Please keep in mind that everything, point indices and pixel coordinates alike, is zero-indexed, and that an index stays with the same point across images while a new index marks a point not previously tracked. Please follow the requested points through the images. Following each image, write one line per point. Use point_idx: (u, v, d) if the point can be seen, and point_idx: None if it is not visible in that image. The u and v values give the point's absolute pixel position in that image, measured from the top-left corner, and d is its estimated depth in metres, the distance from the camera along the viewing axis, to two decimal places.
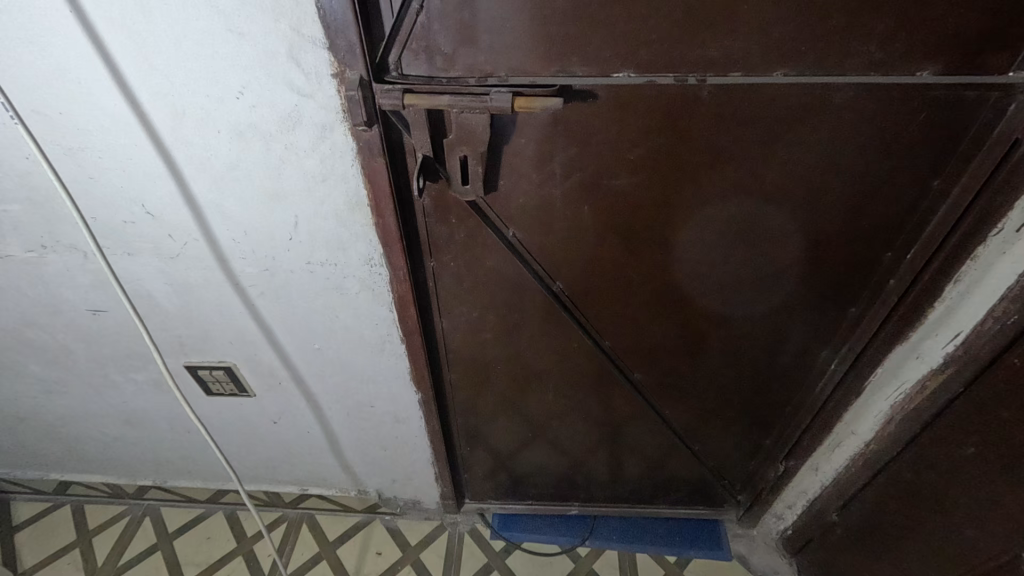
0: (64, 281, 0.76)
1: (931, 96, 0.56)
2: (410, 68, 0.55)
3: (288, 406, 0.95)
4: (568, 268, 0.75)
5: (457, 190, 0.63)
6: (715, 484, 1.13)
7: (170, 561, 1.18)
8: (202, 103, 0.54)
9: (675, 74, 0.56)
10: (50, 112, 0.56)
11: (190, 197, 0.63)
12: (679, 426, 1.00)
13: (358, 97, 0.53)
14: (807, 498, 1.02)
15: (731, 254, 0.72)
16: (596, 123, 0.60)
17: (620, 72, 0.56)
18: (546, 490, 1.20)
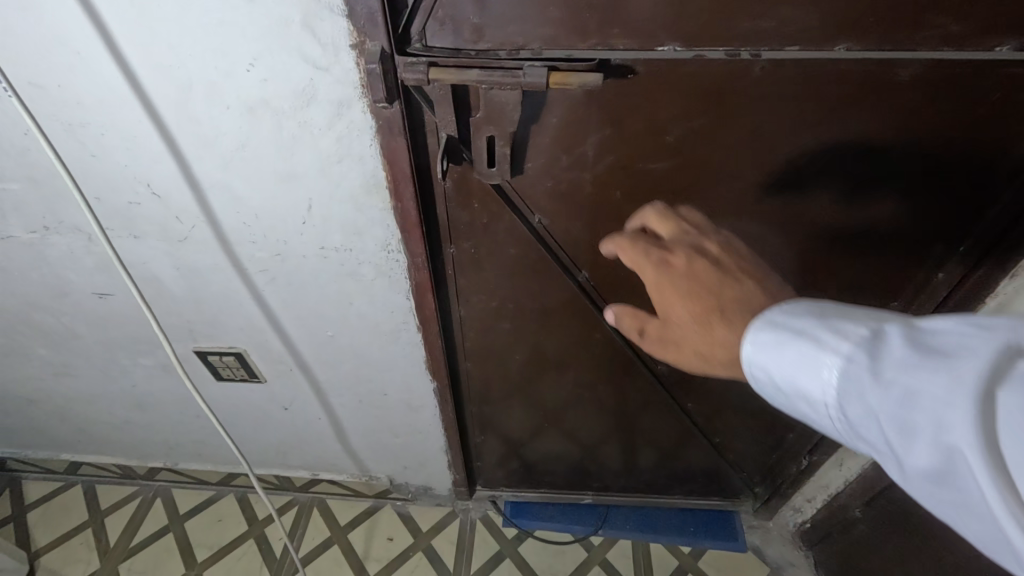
0: (68, 264, 0.73)
1: (1005, 74, 0.52)
2: (435, 39, 0.51)
3: (300, 392, 0.93)
4: (595, 257, 0.72)
5: (482, 173, 0.59)
6: (733, 477, 1.11)
7: (182, 543, 1.17)
8: (210, 76, 0.50)
9: (725, 48, 0.51)
10: (48, 85, 0.52)
11: (198, 178, 0.60)
12: (700, 417, 0.98)
13: (379, 71, 0.48)
14: (829, 492, 1.02)
15: (769, 243, 0.68)
16: (634, 101, 0.55)
17: (665, 46, 0.51)
18: (560, 478, 1.17)
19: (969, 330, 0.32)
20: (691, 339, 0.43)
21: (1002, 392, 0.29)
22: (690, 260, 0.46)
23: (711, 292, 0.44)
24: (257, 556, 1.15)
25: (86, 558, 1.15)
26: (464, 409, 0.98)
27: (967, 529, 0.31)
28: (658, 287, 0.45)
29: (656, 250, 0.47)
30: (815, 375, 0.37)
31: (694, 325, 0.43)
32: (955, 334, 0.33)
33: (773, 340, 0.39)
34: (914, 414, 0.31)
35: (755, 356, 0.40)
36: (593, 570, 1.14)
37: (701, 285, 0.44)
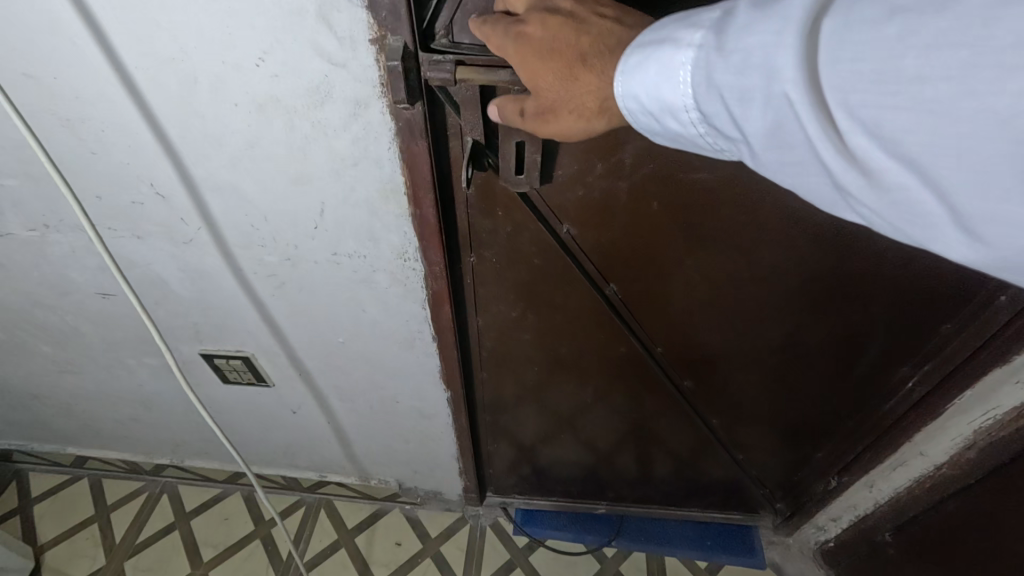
0: (70, 263, 0.70)
1: None
2: (463, 34, 0.46)
3: (309, 396, 0.90)
4: (625, 270, 0.68)
5: (508, 180, 0.56)
6: (755, 492, 1.07)
7: (187, 542, 1.16)
8: (216, 70, 0.46)
9: None
10: (43, 78, 0.48)
11: (205, 177, 0.56)
12: (723, 433, 0.93)
13: (400, 69, 0.44)
14: (856, 513, 0.95)
15: (816, 259, 0.63)
16: None
17: None
18: (573, 487, 1.14)
19: None
20: (564, 102, 0.42)
21: (827, 18, 0.29)
22: (556, 18, 0.40)
23: (581, 51, 0.40)
24: (263, 557, 1.13)
25: (91, 554, 1.14)
26: (477, 417, 0.95)
27: (795, 182, 0.33)
28: (526, 64, 0.41)
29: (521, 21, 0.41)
30: (673, 79, 0.36)
31: (565, 87, 0.41)
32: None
33: (641, 61, 0.37)
34: (754, 79, 0.31)
35: (624, 80, 0.38)
36: None
37: (567, 51, 0.40)
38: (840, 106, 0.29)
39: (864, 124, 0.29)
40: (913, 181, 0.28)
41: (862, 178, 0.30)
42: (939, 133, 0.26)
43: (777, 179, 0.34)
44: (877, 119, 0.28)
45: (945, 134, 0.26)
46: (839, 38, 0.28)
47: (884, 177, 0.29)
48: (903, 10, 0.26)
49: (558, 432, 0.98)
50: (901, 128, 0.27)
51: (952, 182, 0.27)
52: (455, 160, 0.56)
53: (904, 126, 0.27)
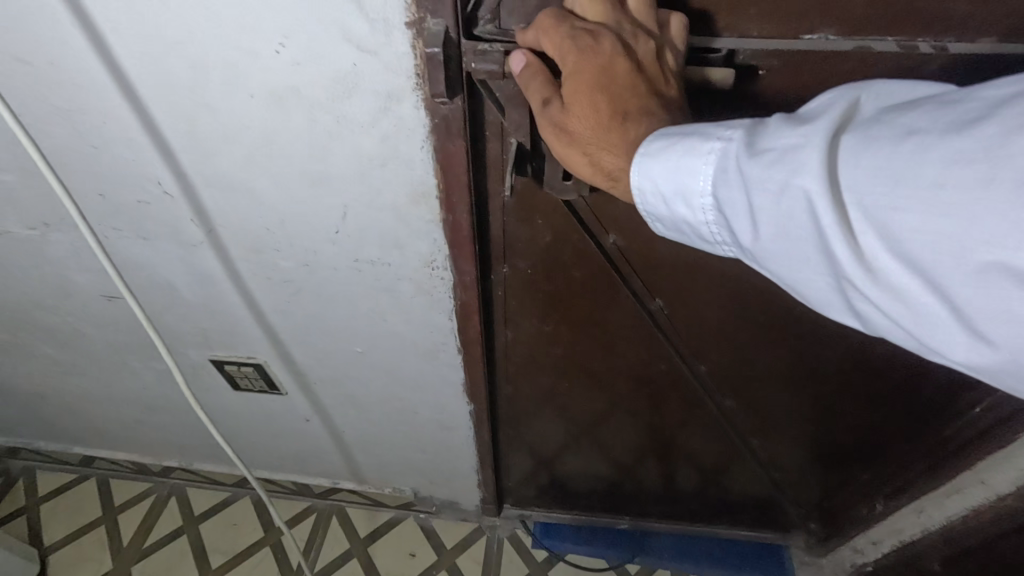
0: (73, 264, 0.65)
1: None
2: (510, 20, 0.41)
3: (324, 404, 0.86)
4: (672, 287, 0.63)
5: (552, 185, 0.49)
6: (789, 510, 1.01)
7: (196, 547, 1.12)
8: (230, 56, 0.41)
9: (900, 38, 0.43)
10: (37, 64, 0.43)
11: (216, 175, 0.51)
12: (761, 452, 0.88)
13: (440, 57, 0.38)
14: (900, 539, 0.87)
15: None
16: (770, 99, 0.48)
17: (817, 33, 0.43)
18: (597, 501, 1.09)
19: (825, 99, 0.33)
20: (583, 131, 0.38)
21: (846, 135, 0.30)
22: (624, 54, 0.37)
23: (630, 94, 0.38)
24: (273, 566, 1.09)
25: (99, 558, 1.11)
26: (497, 432, 0.89)
27: (801, 286, 0.33)
28: (575, 73, 0.37)
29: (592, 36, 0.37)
30: (694, 167, 0.34)
31: (590, 121, 0.38)
32: (821, 100, 0.33)
33: (662, 139, 0.35)
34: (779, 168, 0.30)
35: (642, 163, 0.36)
36: None
37: (618, 86, 0.37)
38: (855, 206, 0.28)
39: (876, 228, 0.28)
40: (927, 292, 0.27)
41: (865, 278, 0.29)
42: (955, 236, 0.25)
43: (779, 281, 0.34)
44: (889, 224, 0.28)
45: (960, 240, 0.25)
46: (864, 143, 0.29)
47: (892, 281, 0.28)
48: (918, 131, 0.27)
49: (584, 446, 0.93)
50: (914, 234, 0.27)
51: (964, 300, 0.26)
52: (494, 163, 0.50)
53: (912, 228, 0.27)
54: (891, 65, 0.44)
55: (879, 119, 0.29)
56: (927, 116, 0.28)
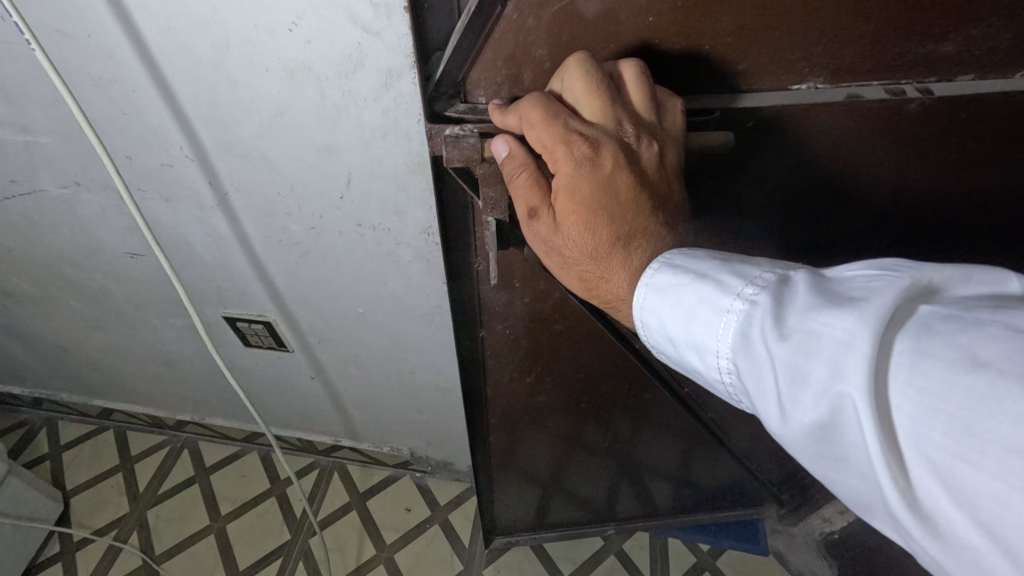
0: (100, 222, 0.71)
1: None
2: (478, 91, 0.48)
3: (328, 363, 0.92)
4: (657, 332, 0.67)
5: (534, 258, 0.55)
6: (765, 496, 1.04)
7: (208, 494, 1.20)
8: (247, 35, 0.45)
9: (886, 81, 0.49)
10: (76, 36, 0.48)
11: (233, 142, 0.56)
12: (738, 446, 0.91)
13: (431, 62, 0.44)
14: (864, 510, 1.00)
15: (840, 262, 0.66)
16: (761, 142, 0.53)
17: (804, 84, 0.49)
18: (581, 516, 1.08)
19: (874, 274, 0.31)
20: (582, 244, 0.43)
21: (897, 338, 0.28)
22: (619, 174, 0.42)
23: (627, 210, 0.43)
24: (278, 515, 1.17)
25: (116, 502, 1.19)
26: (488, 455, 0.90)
27: (842, 487, 0.31)
28: (572, 185, 0.42)
29: (588, 145, 0.41)
30: (711, 323, 0.36)
31: (589, 236, 0.43)
32: (864, 275, 0.31)
33: (673, 278, 0.39)
34: (811, 361, 0.30)
35: (652, 306, 0.40)
36: (608, 559, 1.15)
37: (616, 202, 0.42)
38: (908, 439, 0.26)
39: (932, 468, 0.25)
40: (996, 555, 0.23)
41: (920, 527, 0.26)
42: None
43: (818, 477, 0.32)
44: (950, 469, 0.25)
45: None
46: (918, 357, 0.26)
47: (952, 534, 0.25)
48: (985, 364, 0.24)
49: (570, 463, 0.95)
50: (982, 495, 0.23)
51: None
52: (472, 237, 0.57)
53: (982, 489, 0.23)
54: (881, 106, 0.50)
55: (932, 324, 0.27)
56: (996, 339, 0.25)
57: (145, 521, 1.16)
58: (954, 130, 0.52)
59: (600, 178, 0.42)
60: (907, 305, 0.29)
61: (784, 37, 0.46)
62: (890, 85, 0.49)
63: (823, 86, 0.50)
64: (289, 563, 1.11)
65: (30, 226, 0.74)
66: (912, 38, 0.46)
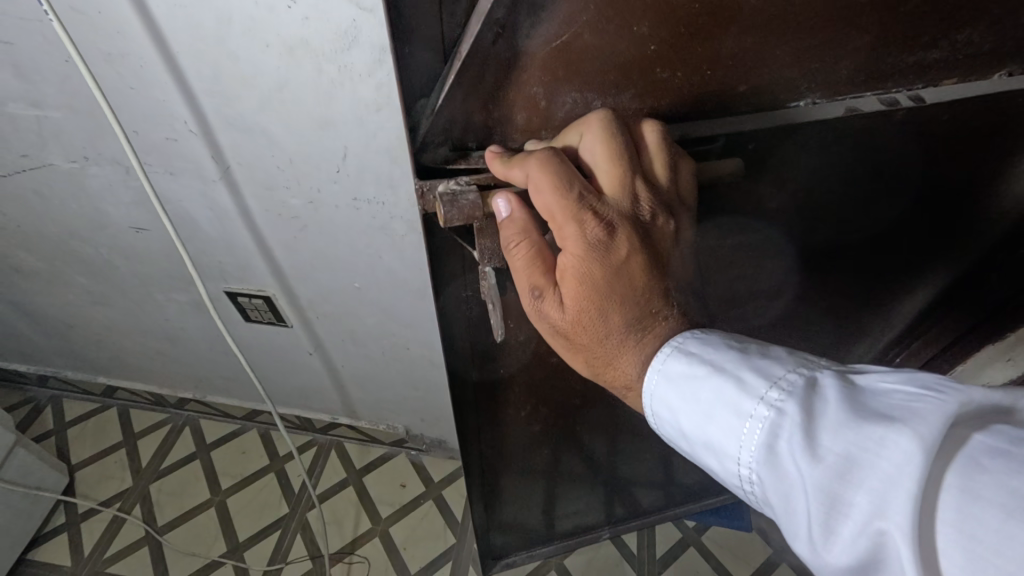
0: (107, 196, 0.74)
1: None
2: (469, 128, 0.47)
3: (325, 339, 0.95)
4: None
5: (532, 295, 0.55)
6: None
7: (209, 470, 1.23)
8: (249, 12, 0.48)
9: (878, 92, 0.52)
10: (87, 13, 0.51)
11: (235, 117, 0.59)
12: None
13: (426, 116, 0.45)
14: None
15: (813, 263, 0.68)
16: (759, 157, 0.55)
17: (800, 100, 0.52)
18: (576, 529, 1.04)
19: (917, 393, 0.32)
20: (592, 328, 0.45)
21: (947, 473, 0.29)
22: (633, 261, 0.44)
23: (639, 299, 0.45)
24: (276, 489, 1.20)
25: (120, 476, 1.22)
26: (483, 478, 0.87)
27: None
28: (588, 272, 0.43)
29: (601, 227, 0.43)
30: (744, 425, 0.38)
31: (601, 322, 0.45)
32: (907, 392, 0.33)
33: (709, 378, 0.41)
34: (852, 489, 0.31)
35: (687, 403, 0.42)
36: None
37: (631, 288, 0.45)
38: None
39: None
40: None
41: None
42: None
43: None
44: None
45: None
46: (967, 501, 0.28)
47: None
48: None
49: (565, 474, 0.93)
50: None
51: None
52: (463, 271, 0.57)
53: None
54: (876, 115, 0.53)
55: (980, 459, 0.29)
56: None
57: (147, 494, 1.20)
58: (934, 129, 0.56)
59: (616, 267, 0.44)
60: (951, 431, 0.30)
61: (779, 54, 0.48)
62: (883, 95, 0.52)
63: (819, 100, 0.52)
64: (287, 535, 1.14)
65: (40, 201, 0.77)
66: (897, 49, 0.49)
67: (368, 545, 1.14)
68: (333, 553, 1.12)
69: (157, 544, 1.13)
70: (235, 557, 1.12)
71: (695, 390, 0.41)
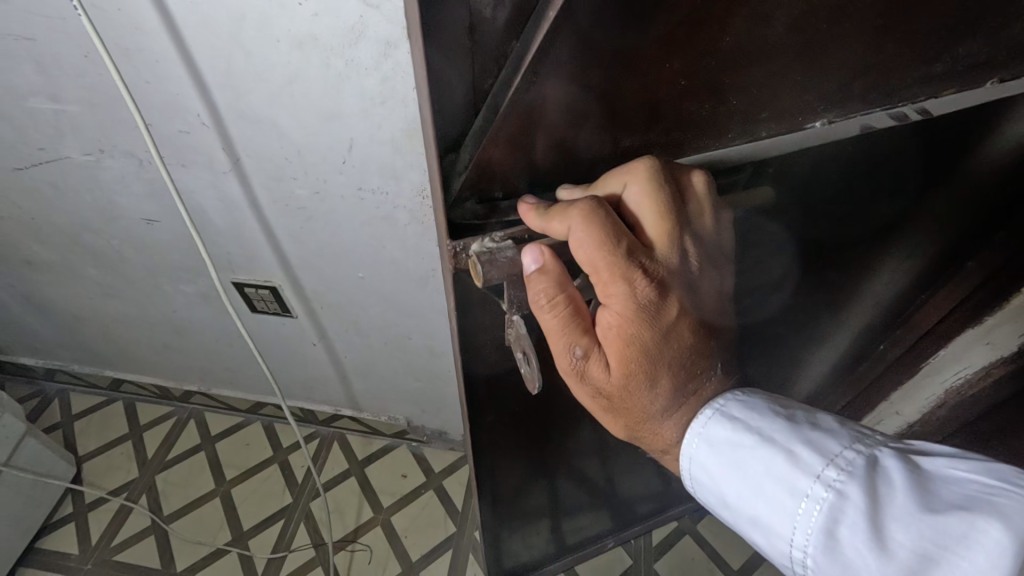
0: (120, 188, 0.77)
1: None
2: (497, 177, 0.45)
3: (328, 328, 0.97)
4: None
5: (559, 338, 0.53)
6: None
7: (213, 461, 1.26)
8: (261, 8, 0.51)
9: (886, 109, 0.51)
10: (108, 9, 0.54)
11: (245, 109, 0.62)
12: None
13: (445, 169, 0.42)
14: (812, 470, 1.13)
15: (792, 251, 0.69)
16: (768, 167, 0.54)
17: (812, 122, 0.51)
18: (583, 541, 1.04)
19: (989, 489, 0.35)
20: (637, 390, 0.45)
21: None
22: (680, 322, 0.44)
23: (685, 360, 0.46)
24: (280, 480, 1.23)
25: (126, 467, 1.25)
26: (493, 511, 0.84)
27: None
28: (638, 335, 0.43)
29: (649, 289, 0.42)
30: (803, 500, 0.39)
31: (644, 385, 0.45)
32: (977, 486, 0.36)
33: (768, 450, 0.42)
34: None
35: (742, 472, 0.43)
36: None
37: (678, 351, 0.45)
38: None
39: None
40: None
41: None
42: None
43: None
44: None
45: None
46: None
47: None
48: None
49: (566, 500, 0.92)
50: None
51: None
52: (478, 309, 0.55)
53: None
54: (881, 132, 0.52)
55: None
56: None
57: (153, 485, 1.22)
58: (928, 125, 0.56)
59: (666, 335, 0.44)
60: None
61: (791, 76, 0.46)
62: (891, 110, 0.51)
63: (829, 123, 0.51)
64: (291, 524, 1.17)
65: (55, 193, 0.80)
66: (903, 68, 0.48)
67: (370, 534, 1.16)
68: (335, 541, 1.14)
69: (163, 533, 1.16)
70: (239, 545, 1.14)
71: (746, 463, 0.43)
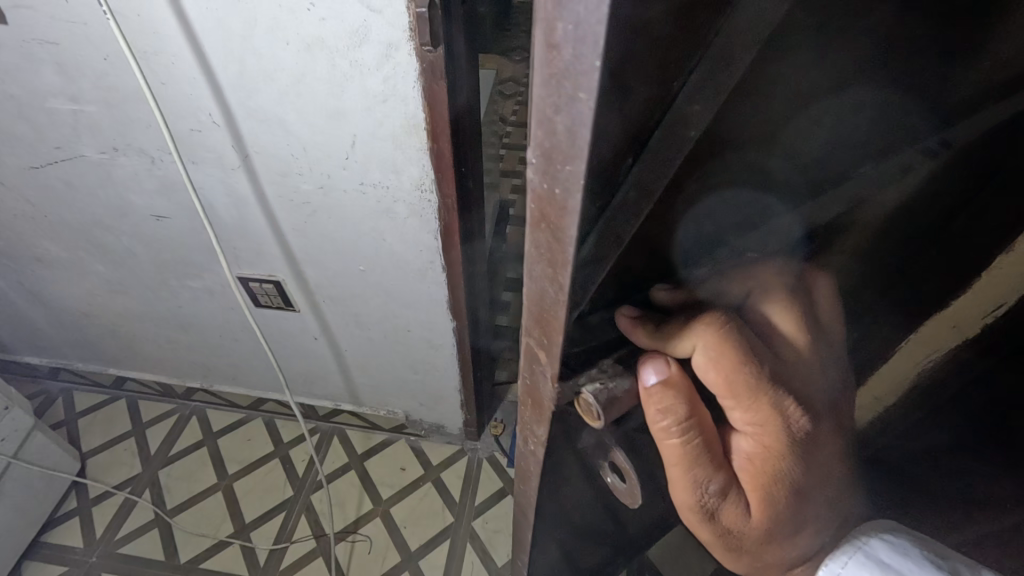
0: (132, 185, 0.80)
1: None
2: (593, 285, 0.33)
3: (329, 322, 1.01)
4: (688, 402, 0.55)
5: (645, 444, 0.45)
6: None
7: (215, 456, 1.28)
8: (272, 13, 0.55)
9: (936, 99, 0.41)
10: (130, 14, 0.58)
11: (255, 108, 0.66)
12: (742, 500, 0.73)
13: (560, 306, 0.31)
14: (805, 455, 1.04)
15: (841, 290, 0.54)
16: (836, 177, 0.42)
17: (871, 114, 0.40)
18: None
19: None
20: (767, 511, 0.43)
21: None
22: (817, 441, 0.43)
23: (819, 478, 0.44)
24: (281, 474, 1.25)
25: (129, 463, 1.27)
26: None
27: None
28: (773, 456, 0.41)
29: (794, 411, 0.40)
30: None
31: (777, 505, 0.43)
32: None
33: None
34: None
35: None
36: None
37: (813, 470, 0.43)
38: None
39: None
40: None
41: None
42: None
43: None
44: None
45: None
46: None
47: None
48: None
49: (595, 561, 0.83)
50: None
51: None
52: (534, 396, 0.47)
53: None
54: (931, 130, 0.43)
55: None
56: None
57: (156, 479, 1.24)
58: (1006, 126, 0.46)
59: (811, 458, 0.42)
60: None
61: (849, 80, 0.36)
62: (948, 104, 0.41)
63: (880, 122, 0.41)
64: (292, 517, 1.19)
65: (68, 190, 0.83)
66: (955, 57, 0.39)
67: (370, 524, 1.19)
68: (336, 532, 1.17)
69: (166, 525, 1.18)
70: (241, 537, 1.16)
71: None
